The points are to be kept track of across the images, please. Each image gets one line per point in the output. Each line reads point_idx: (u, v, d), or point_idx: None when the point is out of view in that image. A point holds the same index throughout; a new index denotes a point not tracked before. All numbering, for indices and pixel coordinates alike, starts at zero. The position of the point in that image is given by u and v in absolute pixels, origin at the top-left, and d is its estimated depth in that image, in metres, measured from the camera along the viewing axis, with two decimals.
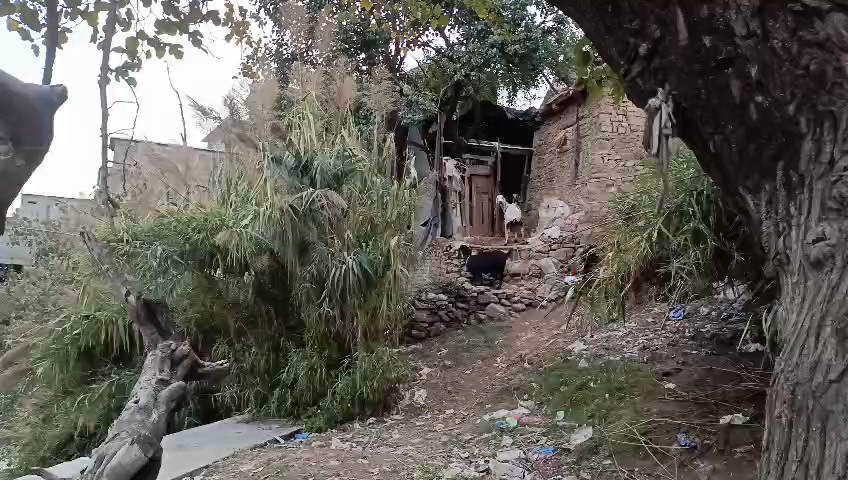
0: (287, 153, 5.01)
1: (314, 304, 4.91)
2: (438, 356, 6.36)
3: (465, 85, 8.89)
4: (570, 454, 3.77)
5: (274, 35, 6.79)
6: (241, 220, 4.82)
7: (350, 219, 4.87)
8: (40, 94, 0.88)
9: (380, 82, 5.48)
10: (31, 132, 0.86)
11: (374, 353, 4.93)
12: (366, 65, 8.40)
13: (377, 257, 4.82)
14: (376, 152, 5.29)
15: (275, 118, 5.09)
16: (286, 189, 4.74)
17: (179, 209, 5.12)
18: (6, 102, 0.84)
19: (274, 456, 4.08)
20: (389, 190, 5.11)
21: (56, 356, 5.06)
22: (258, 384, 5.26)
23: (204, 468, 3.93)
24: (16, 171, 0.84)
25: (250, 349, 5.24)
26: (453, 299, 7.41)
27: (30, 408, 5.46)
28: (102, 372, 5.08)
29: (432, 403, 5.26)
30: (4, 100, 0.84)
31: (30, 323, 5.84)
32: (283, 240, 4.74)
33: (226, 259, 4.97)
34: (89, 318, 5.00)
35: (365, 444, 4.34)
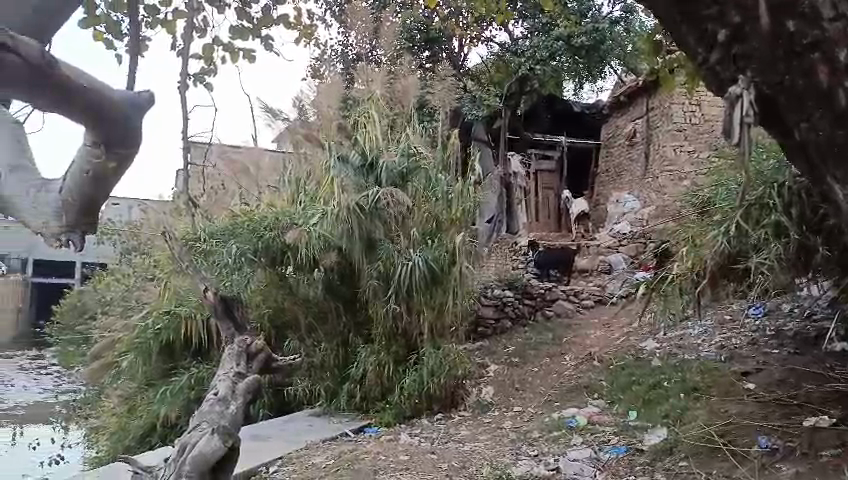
0: (352, 151, 5.05)
1: (380, 301, 4.94)
2: (504, 353, 6.29)
3: (531, 79, 8.77)
4: (644, 455, 3.68)
5: (339, 37, 6.91)
6: (310, 218, 4.94)
7: (416, 216, 4.96)
8: (128, 98, 0.88)
9: (444, 79, 5.50)
10: (122, 131, 0.87)
11: (441, 350, 4.97)
12: (430, 62, 8.40)
13: (442, 253, 4.87)
14: (441, 149, 5.31)
15: (340, 117, 5.19)
16: (352, 188, 4.87)
17: (252, 209, 5.31)
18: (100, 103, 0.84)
19: (345, 449, 4.17)
20: (452, 186, 5.12)
21: (140, 350, 5.32)
22: (327, 378, 5.31)
23: (278, 458, 4.05)
24: (110, 172, 0.86)
25: (319, 346, 5.29)
26: (520, 296, 7.23)
27: (116, 399, 5.76)
28: (183, 365, 5.32)
29: (499, 401, 5.24)
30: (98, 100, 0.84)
31: (115, 318, 6.16)
32: (351, 237, 4.86)
33: (297, 256, 5.04)
34: (169, 313, 5.24)
35: (433, 439, 4.37)
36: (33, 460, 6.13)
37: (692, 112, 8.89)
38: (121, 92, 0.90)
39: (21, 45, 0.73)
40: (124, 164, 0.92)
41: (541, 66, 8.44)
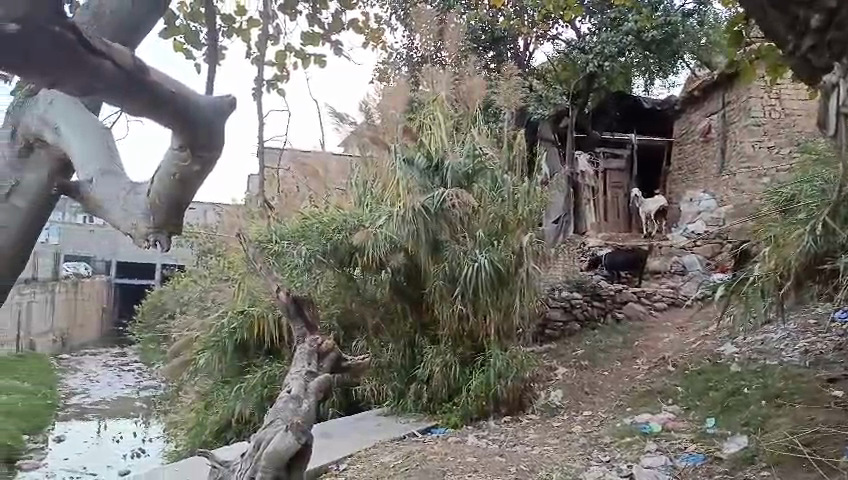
0: (418, 153, 5.11)
1: (446, 301, 4.93)
2: (573, 356, 6.16)
3: (598, 76, 8.57)
4: (723, 464, 3.53)
5: (405, 40, 6.95)
6: (377, 220, 4.99)
7: (480, 218, 4.96)
8: (212, 105, 1.03)
9: (510, 78, 5.46)
10: (207, 139, 1.03)
11: (507, 352, 4.96)
12: (495, 62, 8.34)
13: (507, 255, 4.85)
14: (507, 149, 5.30)
15: (405, 120, 5.24)
16: (419, 190, 4.91)
17: (321, 211, 5.42)
18: (193, 117, 0.99)
19: (413, 449, 4.19)
20: (518, 186, 5.12)
21: (216, 348, 5.50)
22: (395, 378, 5.31)
23: (347, 457, 4.10)
24: (194, 172, 1.05)
25: (386, 346, 5.32)
26: (588, 298, 7.09)
27: (194, 395, 5.96)
28: (256, 364, 5.47)
29: (568, 404, 5.13)
30: (191, 114, 0.99)
31: (193, 318, 6.39)
32: (416, 238, 4.86)
33: (364, 256, 5.10)
34: (244, 313, 5.41)
35: (501, 442, 4.33)
36: (117, 453, 6.44)
37: (772, 106, 8.46)
38: (207, 100, 1.02)
39: (112, 51, 0.82)
40: (205, 164, 1.05)
41: (609, 63, 8.24)
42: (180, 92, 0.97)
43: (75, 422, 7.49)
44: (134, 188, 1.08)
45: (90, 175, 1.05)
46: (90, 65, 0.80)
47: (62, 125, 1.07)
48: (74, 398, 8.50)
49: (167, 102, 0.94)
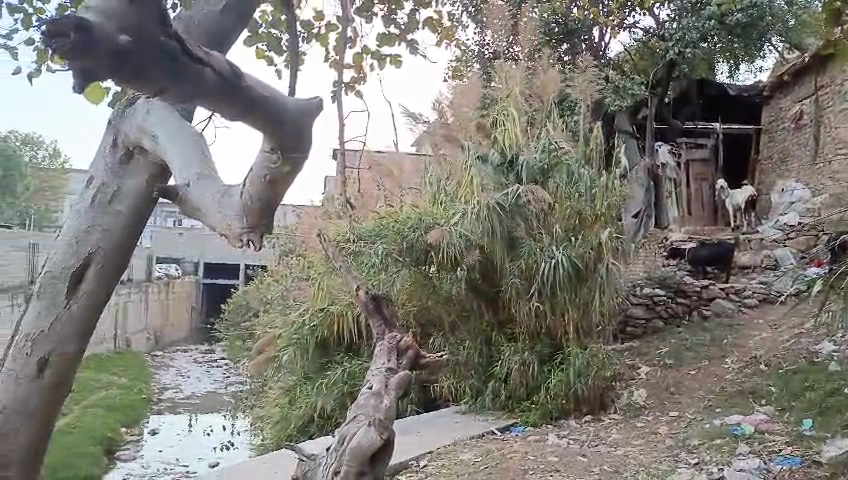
0: (492, 150, 5.07)
1: (523, 298, 4.86)
2: (657, 354, 5.95)
3: (679, 64, 8.27)
4: (822, 468, 3.32)
5: (477, 36, 6.93)
6: (451, 218, 4.97)
7: (557, 213, 4.89)
8: (301, 108, 1.13)
9: (586, 69, 5.39)
10: (296, 140, 1.14)
11: (588, 350, 4.88)
12: (569, 55, 8.17)
13: (586, 251, 4.76)
14: (583, 142, 5.21)
15: (479, 117, 5.26)
16: (492, 187, 4.89)
17: (397, 210, 5.45)
18: (285, 122, 1.10)
19: (493, 447, 4.17)
20: (596, 180, 5.01)
21: (298, 344, 5.65)
22: (472, 377, 5.20)
23: (427, 453, 4.11)
24: (282, 172, 1.18)
25: (463, 343, 5.21)
26: (672, 294, 6.84)
27: (277, 391, 6.12)
28: (336, 360, 5.59)
29: (653, 404, 4.96)
30: (283, 119, 1.10)
31: (276, 316, 6.58)
32: (492, 236, 4.82)
33: (439, 254, 5.04)
34: (324, 310, 5.55)
35: (583, 442, 4.25)
36: (206, 445, 6.74)
37: None
38: (297, 103, 1.13)
39: (210, 60, 0.87)
40: (293, 164, 1.18)
41: (691, 49, 7.91)
42: (271, 95, 1.06)
43: (169, 416, 7.91)
44: (226, 192, 1.27)
45: (187, 180, 1.29)
46: (194, 74, 0.84)
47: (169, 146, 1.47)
48: (168, 392, 9.00)
49: (259, 105, 1.03)
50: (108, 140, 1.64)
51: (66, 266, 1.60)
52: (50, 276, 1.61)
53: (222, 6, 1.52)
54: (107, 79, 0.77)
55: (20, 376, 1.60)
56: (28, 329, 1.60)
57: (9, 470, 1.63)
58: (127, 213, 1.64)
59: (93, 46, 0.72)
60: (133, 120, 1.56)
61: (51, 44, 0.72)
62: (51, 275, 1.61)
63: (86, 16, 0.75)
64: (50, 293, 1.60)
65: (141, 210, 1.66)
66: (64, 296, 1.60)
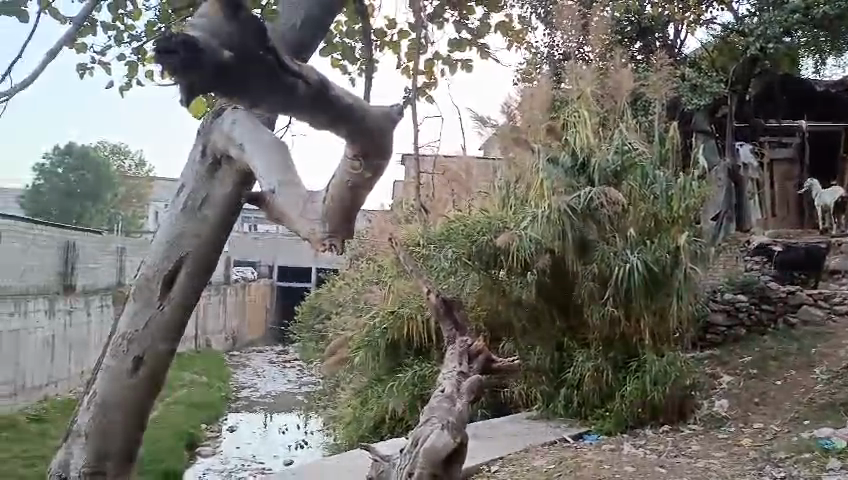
0: (563, 152, 5.00)
1: (596, 303, 4.73)
2: (739, 363, 5.70)
3: (761, 60, 7.91)
4: None
5: (546, 37, 6.86)
6: (521, 222, 4.86)
7: (631, 216, 4.76)
8: (387, 115, 1.23)
9: (662, 68, 5.27)
10: (380, 147, 1.24)
11: (665, 357, 4.74)
12: (642, 54, 7.91)
13: (663, 254, 4.64)
14: (659, 143, 5.07)
15: (549, 119, 5.25)
16: (564, 189, 4.79)
17: (466, 214, 5.33)
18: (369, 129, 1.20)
19: (567, 454, 4.11)
20: (673, 182, 4.86)
21: (369, 347, 5.73)
22: (543, 382, 5.12)
23: (499, 459, 4.09)
24: (366, 179, 1.25)
25: (534, 349, 5.10)
26: (756, 301, 6.51)
27: (349, 392, 6.21)
28: (407, 363, 5.63)
29: (735, 415, 4.74)
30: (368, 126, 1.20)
31: (348, 318, 6.69)
32: (563, 239, 4.71)
33: (509, 258, 4.93)
34: (394, 314, 5.60)
35: (661, 452, 4.12)
36: (282, 444, 6.93)
37: None
38: (383, 112, 1.23)
39: (304, 72, 1.01)
40: (375, 171, 1.25)
41: (774, 45, 7.56)
42: (356, 100, 1.17)
43: (247, 415, 8.20)
44: (310, 197, 1.31)
45: (271, 185, 1.34)
46: (285, 83, 0.99)
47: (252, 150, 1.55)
48: (245, 391, 9.33)
49: None
50: (195, 152, 1.77)
51: (161, 269, 1.75)
52: (146, 279, 1.76)
53: (301, 17, 1.72)
54: (211, 89, 0.96)
55: (117, 370, 1.75)
56: (126, 327, 1.76)
57: (109, 460, 1.76)
58: (213, 218, 1.76)
59: (198, 64, 0.92)
60: (221, 130, 1.65)
61: (165, 63, 0.93)
62: (147, 278, 1.76)
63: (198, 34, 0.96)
64: (147, 293, 1.76)
65: (227, 217, 1.78)
66: (158, 296, 1.75)
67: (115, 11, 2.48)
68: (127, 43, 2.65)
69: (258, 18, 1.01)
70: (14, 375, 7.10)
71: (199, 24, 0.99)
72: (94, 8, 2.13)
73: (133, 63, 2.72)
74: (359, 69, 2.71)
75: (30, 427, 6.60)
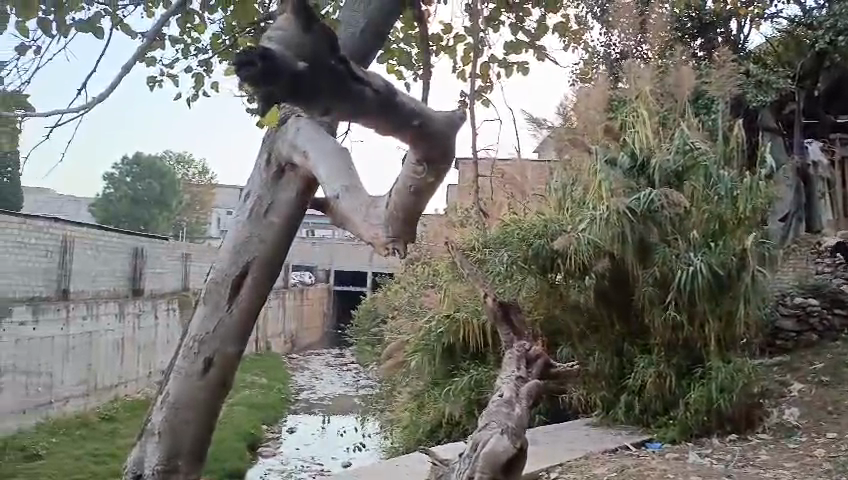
0: (621, 153, 4.92)
1: (658, 307, 4.61)
2: (811, 370, 5.43)
3: (831, 53, 7.56)
4: None
5: (602, 36, 6.74)
6: (579, 224, 4.78)
7: (694, 218, 4.62)
8: (453, 118, 1.25)
9: (724, 64, 5.10)
10: (443, 151, 1.26)
11: (731, 364, 4.58)
12: (703, 50, 7.69)
13: (729, 257, 4.49)
14: (722, 141, 4.90)
15: (607, 120, 5.15)
16: (623, 191, 4.68)
17: (521, 217, 5.26)
18: (435, 133, 1.23)
19: (629, 463, 4.01)
20: (737, 182, 4.69)
21: (425, 351, 5.73)
22: (603, 388, 5.02)
23: (559, 465, 4.02)
24: (429, 184, 1.27)
25: (593, 354, 5.01)
26: (828, 305, 6.23)
27: (405, 396, 6.23)
28: (463, 367, 5.62)
29: (808, 425, 4.53)
30: (432, 130, 1.22)
31: (404, 321, 6.73)
32: (623, 241, 4.62)
33: (567, 261, 4.86)
34: (450, 318, 5.59)
35: (728, 462, 3.98)
36: (340, 446, 7.03)
37: None
38: (449, 116, 1.25)
39: (370, 81, 1.07)
40: (437, 175, 1.27)
41: (845, 37, 7.22)
42: (421, 104, 1.21)
43: (305, 417, 8.35)
44: (372, 203, 1.34)
45: (337, 191, 1.37)
46: (354, 92, 1.05)
47: (315, 156, 1.58)
48: (304, 393, 9.50)
49: (412, 118, 1.18)
50: (261, 161, 1.84)
51: (228, 273, 1.81)
52: (215, 282, 1.83)
53: (363, 25, 1.91)
54: (284, 99, 0.98)
55: (188, 372, 1.81)
56: (196, 330, 1.82)
57: (180, 458, 1.82)
58: (279, 224, 1.82)
59: (273, 72, 0.94)
60: (286, 137, 1.70)
61: (242, 73, 0.96)
62: (215, 281, 1.83)
63: (273, 45, 1.00)
64: (215, 297, 1.82)
65: (291, 222, 1.84)
66: (226, 299, 1.81)
67: (183, 25, 2.58)
68: (193, 55, 2.75)
69: (330, 31, 1.05)
70: (87, 376, 7.46)
71: (276, 36, 1.05)
72: (164, 23, 2.22)
73: (199, 74, 2.82)
74: (416, 75, 2.74)
75: (102, 427, 6.91)
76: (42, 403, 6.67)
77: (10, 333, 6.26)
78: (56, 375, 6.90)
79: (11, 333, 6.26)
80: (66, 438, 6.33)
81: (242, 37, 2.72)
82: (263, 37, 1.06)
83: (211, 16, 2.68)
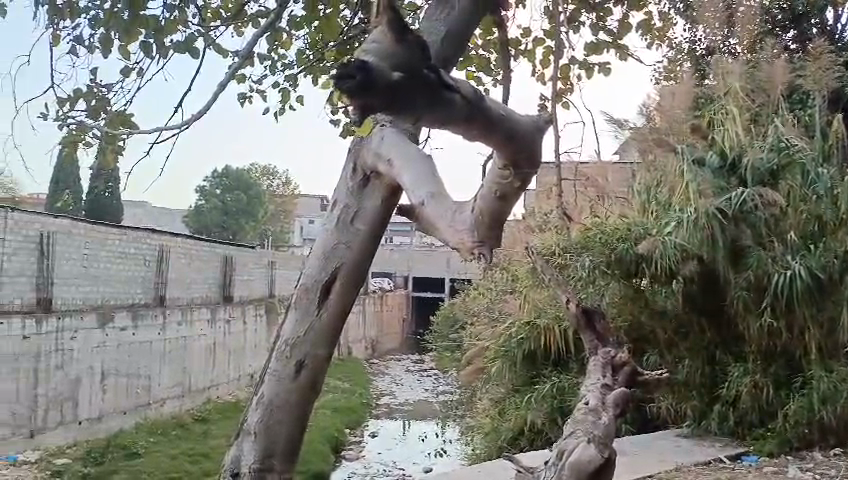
0: (710, 152, 4.75)
1: (752, 314, 4.42)
2: None
3: None
4: None
5: (685, 33, 6.51)
6: (665, 227, 4.62)
7: (791, 218, 4.34)
8: (536, 122, 1.28)
9: (821, 56, 4.80)
10: (528, 155, 1.29)
11: (835, 373, 4.22)
12: (797, 43, 7.27)
13: (830, 260, 4.19)
14: (820, 138, 4.61)
15: (693, 119, 4.95)
16: (712, 191, 4.47)
17: (603, 221, 5.12)
18: (521, 137, 1.26)
19: (723, 477, 3.82)
20: (839, 179, 4.39)
21: (506, 357, 5.69)
22: (694, 398, 4.83)
23: (648, 476, 3.87)
24: (514, 189, 1.30)
25: (682, 362, 4.85)
26: None
27: (485, 401, 6.20)
28: (545, 374, 5.54)
29: None
30: (518, 135, 1.26)
31: (483, 327, 6.72)
32: (713, 244, 4.41)
33: (652, 266, 4.72)
34: (531, 324, 5.53)
35: (834, 478, 3.72)
36: (421, 451, 7.09)
37: None
38: (532, 121, 1.28)
39: (461, 88, 1.10)
40: (523, 179, 1.30)
41: None
42: (507, 109, 1.23)
43: (387, 421, 8.48)
44: (459, 207, 1.35)
45: (422, 197, 1.39)
46: (447, 101, 1.08)
47: (398, 161, 1.61)
48: (385, 398, 9.65)
49: (499, 124, 1.21)
50: (347, 170, 1.89)
51: (318, 279, 1.87)
52: (305, 288, 1.90)
53: (443, 32, 1.94)
54: (378, 111, 1.01)
55: (282, 374, 1.88)
56: (289, 334, 1.90)
57: (274, 457, 1.89)
58: (365, 230, 1.88)
59: (370, 86, 0.97)
60: (371, 146, 1.75)
61: (339, 87, 0.98)
62: (306, 287, 1.90)
63: (370, 58, 1.03)
64: (306, 302, 1.89)
65: (376, 228, 1.90)
66: (316, 304, 1.88)
67: (272, 43, 2.70)
68: (279, 71, 2.87)
69: (421, 40, 1.08)
70: (182, 377, 7.88)
71: (371, 48, 1.07)
72: (258, 40, 2.35)
73: (286, 89, 2.94)
74: (495, 80, 2.74)
75: (196, 427, 7.26)
76: (142, 404, 7.08)
77: (113, 338, 6.69)
78: (154, 378, 7.31)
79: (114, 338, 6.69)
80: (163, 438, 6.68)
81: (326, 51, 2.82)
82: (359, 49, 1.09)
83: (297, 32, 2.78)
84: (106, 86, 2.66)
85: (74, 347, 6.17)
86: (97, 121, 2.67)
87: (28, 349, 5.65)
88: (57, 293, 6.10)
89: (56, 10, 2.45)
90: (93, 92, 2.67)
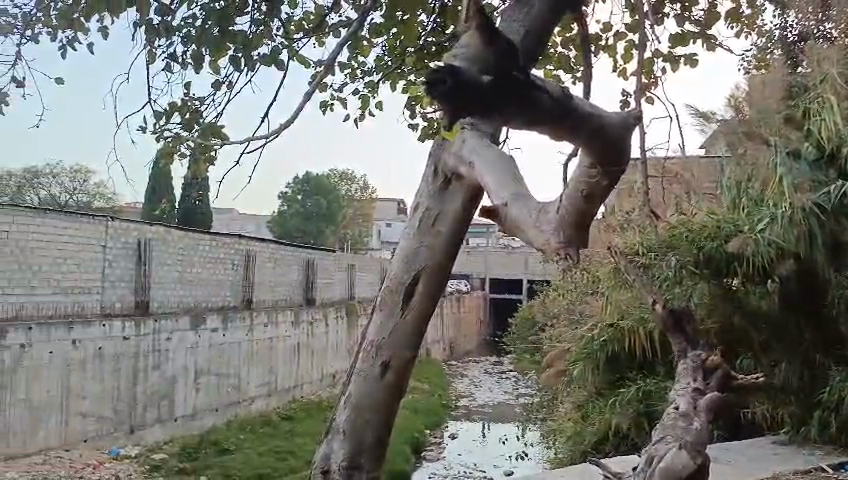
0: (806, 144, 4.47)
1: None
2: None
3: None
4: None
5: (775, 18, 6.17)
6: (757, 224, 4.38)
7: None
8: (624, 121, 1.28)
9: None
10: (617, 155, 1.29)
11: None
12: None
13: None
14: None
15: (787, 109, 4.68)
16: (809, 186, 4.21)
17: (689, 218, 4.92)
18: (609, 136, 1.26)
19: None
20: None
21: (588, 360, 5.56)
22: (792, 403, 4.62)
23: None
24: (601, 187, 1.29)
25: (778, 365, 4.60)
26: None
27: (567, 404, 6.09)
28: (631, 377, 5.39)
29: None
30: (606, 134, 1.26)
31: (564, 329, 6.62)
32: (809, 241, 4.17)
33: (744, 264, 4.53)
34: (614, 326, 5.37)
35: None
36: (503, 453, 7.06)
37: None
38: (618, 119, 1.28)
39: (549, 87, 1.11)
40: (612, 178, 1.29)
41: None
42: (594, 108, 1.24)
43: (466, 423, 8.50)
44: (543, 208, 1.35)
45: (505, 198, 1.39)
46: (535, 100, 1.10)
47: (478, 162, 1.61)
48: (464, 400, 9.67)
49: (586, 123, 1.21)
50: (428, 172, 1.92)
51: (402, 281, 1.91)
52: (390, 290, 1.93)
53: (523, 31, 1.93)
54: (467, 113, 1.04)
55: (369, 375, 1.93)
56: (374, 335, 1.94)
57: (362, 455, 1.93)
58: (447, 233, 1.90)
59: (462, 88, 1.00)
60: (452, 147, 1.76)
61: (431, 91, 1.02)
62: (390, 289, 1.94)
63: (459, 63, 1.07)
64: (391, 304, 1.93)
65: (458, 230, 1.91)
66: (400, 306, 1.92)
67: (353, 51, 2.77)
68: (359, 78, 2.94)
69: (509, 44, 1.10)
70: (269, 377, 8.18)
71: (461, 55, 1.11)
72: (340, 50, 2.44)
73: (366, 96, 3.01)
74: (575, 77, 2.69)
75: (282, 425, 7.51)
76: (232, 402, 7.40)
77: (205, 338, 7.01)
78: (243, 377, 7.62)
79: (206, 339, 7.00)
80: (253, 435, 6.95)
81: (405, 58, 2.87)
82: (449, 56, 1.13)
83: (376, 38, 2.83)
84: (198, 99, 2.80)
85: (169, 347, 6.49)
86: (191, 133, 2.82)
87: (128, 349, 5.99)
88: (154, 295, 6.49)
89: (152, 29, 2.60)
90: (187, 106, 2.82)
